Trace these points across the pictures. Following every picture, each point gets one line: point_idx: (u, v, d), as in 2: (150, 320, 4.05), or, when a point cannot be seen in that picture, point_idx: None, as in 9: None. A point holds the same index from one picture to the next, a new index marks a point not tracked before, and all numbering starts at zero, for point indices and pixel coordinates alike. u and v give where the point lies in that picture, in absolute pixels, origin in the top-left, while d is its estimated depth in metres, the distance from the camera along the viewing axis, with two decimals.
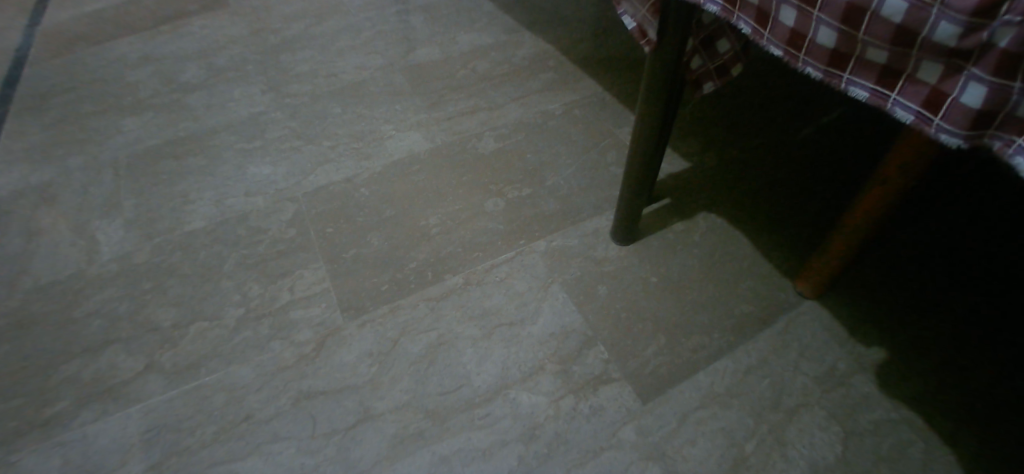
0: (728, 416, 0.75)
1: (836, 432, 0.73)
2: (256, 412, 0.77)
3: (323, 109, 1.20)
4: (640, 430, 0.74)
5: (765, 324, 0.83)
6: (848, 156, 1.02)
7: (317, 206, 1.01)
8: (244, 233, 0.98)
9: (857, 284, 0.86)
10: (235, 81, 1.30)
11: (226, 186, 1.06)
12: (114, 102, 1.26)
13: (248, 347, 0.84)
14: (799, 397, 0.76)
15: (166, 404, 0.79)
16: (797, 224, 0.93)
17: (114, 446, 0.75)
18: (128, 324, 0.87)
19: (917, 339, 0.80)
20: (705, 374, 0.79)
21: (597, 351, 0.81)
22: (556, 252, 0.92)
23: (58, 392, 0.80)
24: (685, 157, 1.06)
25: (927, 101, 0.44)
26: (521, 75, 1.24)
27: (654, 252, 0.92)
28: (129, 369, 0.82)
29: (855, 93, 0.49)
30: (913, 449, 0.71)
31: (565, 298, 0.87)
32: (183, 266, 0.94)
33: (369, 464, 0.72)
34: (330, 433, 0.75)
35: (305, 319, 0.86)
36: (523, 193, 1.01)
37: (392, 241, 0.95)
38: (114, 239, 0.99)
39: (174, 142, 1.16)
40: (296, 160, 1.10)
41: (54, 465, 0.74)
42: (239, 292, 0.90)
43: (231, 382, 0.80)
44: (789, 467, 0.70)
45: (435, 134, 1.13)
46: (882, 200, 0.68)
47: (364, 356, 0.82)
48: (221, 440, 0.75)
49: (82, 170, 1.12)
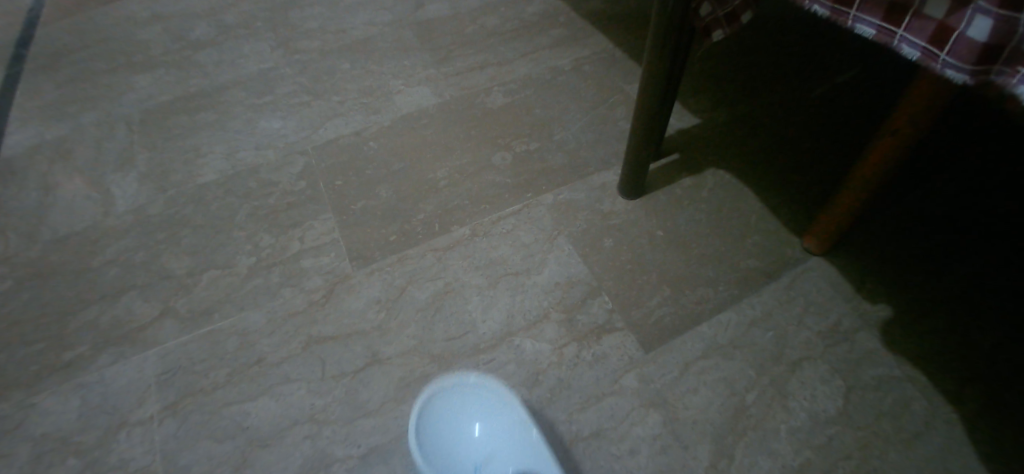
0: (730, 367, 0.76)
1: (839, 385, 0.73)
2: (269, 355, 0.79)
3: (331, 65, 1.20)
4: (642, 378, 0.75)
5: (770, 278, 0.83)
6: (862, 113, 1.01)
7: (327, 159, 1.02)
8: (255, 186, 0.99)
9: (866, 241, 0.86)
10: (244, 38, 1.30)
11: (237, 140, 1.08)
12: (126, 60, 1.27)
13: (260, 293, 0.86)
14: (802, 351, 0.76)
15: (181, 348, 0.81)
16: (806, 181, 0.92)
17: (133, 387, 0.78)
18: (144, 272, 0.90)
19: (922, 295, 0.80)
20: (709, 326, 0.79)
21: (601, 300, 0.82)
22: (563, 205, 0.93)
23: (78, 337, 0.83)
24: (695, 113, 1.05)
25: (934, 37, 0.43)
26: (530, 31, 1.23)
27: (661, 206, 0.92)
28: (145, 314, 0.85)
29: (862, 30, 0.48)
30: (915, 403, 0.71)
31: (571, 250, 0.88)
32: (196, 217, 0.96)
33: (376, 406, 0.74)
34: (339, 376, 0.77)
35: (315, 267, 0.88)
36: (530, 147, 1.01)
37: (400, 193, 0.96)
38: (129, 192, 1.01)
39: (186, 99, 1.17)
40: (305, 114, 1.11)
41: (76, 404, 0.77)
42: (251, 242, 0.92)
43: (244, 328, 0.82)
44: (790, 418, 0.71)
45: (444, 89, 1.12)
46: (892, 150, 0.66)
47: (373, 303, 0.83)
48: (235, 381, 0.78)
49: (96, 126, 1.13)
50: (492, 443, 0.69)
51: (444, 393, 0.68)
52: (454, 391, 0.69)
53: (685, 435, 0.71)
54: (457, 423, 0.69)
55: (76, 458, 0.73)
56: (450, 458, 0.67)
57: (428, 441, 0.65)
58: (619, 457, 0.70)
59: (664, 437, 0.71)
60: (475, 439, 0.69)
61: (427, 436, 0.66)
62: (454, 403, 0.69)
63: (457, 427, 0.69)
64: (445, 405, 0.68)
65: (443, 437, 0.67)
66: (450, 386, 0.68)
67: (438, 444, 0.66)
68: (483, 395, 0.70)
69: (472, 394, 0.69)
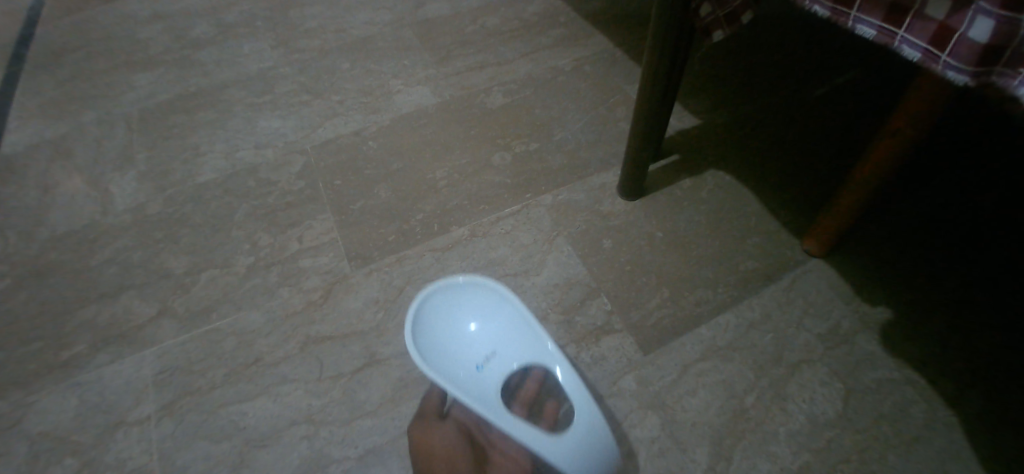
0: (729, 369, 0.75)
1: (838, 388, 0.73)
2: (266, 355, 0.79)
3: (331, 64, 1.20)
4: (641, 379, 0.75)
5: (770, 280, 0.83)
6: (862, 114, 1.00)
7: (326, 159, 1.02)
8: (254, 185, 0.99)
9: (865, 242, 0.85)
10: (244, 37, 1.30)
11: (236, 139, 1.07)
12: (126, 59, 1.27)
13: (258, 293, 0.86)
14: (802, 353, 0.76)
15: (179, 347, 0.81)
16: (806, 182, 0.92)
17: (130, 386, 0.78)
18: (142, 272, 0.89)
19: (921, 297, 0.79)
20: (708, 328, 0.79)
21: (600, 301, 0.82)
22: (562, 205, 0.92)
23: (76, 336, 0.83)
24: (695, 114, 1.04)
25: (935, 38, 0.43)
26: (531, 31, 1.22)
27: (660, 207, 0.92)
28: (144, 313, 0.85)
29: (862, 31, 0.48)
30: (915, 407, 0.71)
31: (570, 251, 0.87)
32: (194, 217, 0.96)
33: (374, 406, 0.74)
34: (337, 376, 0.77)
35: (314, 267, 0.88)
36: (530, 148, 1.01)
37: (399, 193, 0.96)
38: (128, 191, 1.01)
39: (186, 98, 1.17)
40: (305, 114, 1.11)
41: (74, 403, 0.77)
42: (249, 241, 0.92)
43: (242, 327, 0.82)
44: (788, 420, 0.71)
45: (443, 89, 1.12)
46: (892, 152, 0.66)
47: (371, 303, 0.83)
48: (232, 381, 0.77)
49: (95, 125, 1.13)
50: (490, 338, 0.72)
51: (437, 291, 0.70)
52: (447, 289, 0.71)
53: (683, 437, 0.71)
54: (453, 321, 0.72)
55: (74, 458, 0.73)
56: (448, 351, 0.70)
57: (425, 335, 0.68)
58: (617, 459, 0.69)
59: (662, 439, 0.71)
60: (473, 335, 0.72)
61: (423, 331, 0.69)
62: (447, 300, 0.72)
63: (454, 322, 0.72)
64: (438, 302, 0.71)
65: (439, 333, 0.71)
66: (442, 285, 0.70)
67: (434, 338, 0.69)
68: (475, 292, 0.72)
69: (465, 291, 0.72)
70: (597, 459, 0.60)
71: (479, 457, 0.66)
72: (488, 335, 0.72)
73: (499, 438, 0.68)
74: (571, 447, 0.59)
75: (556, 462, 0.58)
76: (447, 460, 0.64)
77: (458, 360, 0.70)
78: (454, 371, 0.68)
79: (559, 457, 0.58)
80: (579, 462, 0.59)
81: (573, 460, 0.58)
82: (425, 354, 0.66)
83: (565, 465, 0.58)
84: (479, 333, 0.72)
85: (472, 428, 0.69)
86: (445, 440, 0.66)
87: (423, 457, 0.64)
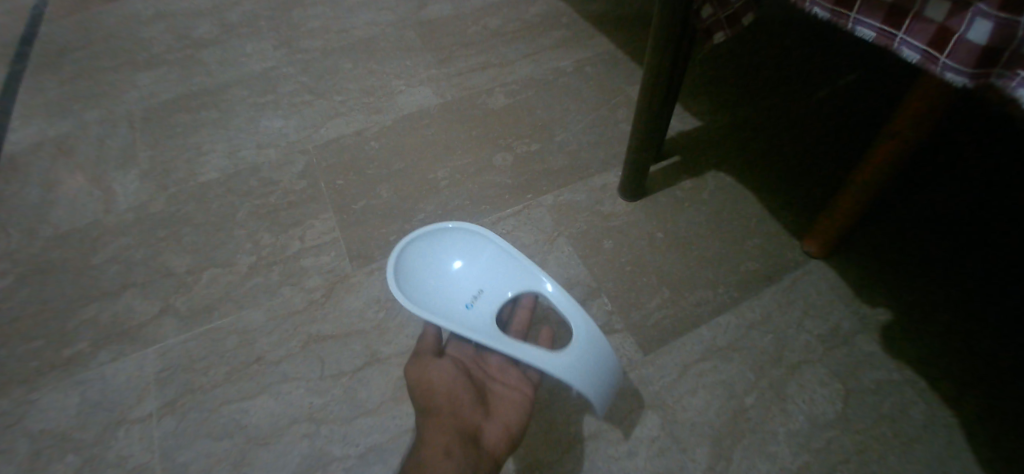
0: (729, 369, 0.76)
1: (838, 389, 0.73)
2: (268, 353, 0.80)
3: (334, 65, 1.20)
4: (641, 379, 0.76)
5: (770, 281, 0.83)
6: (862, 116, 1.01)
7: (328, 158, 1.02)
8: (256, 184, 1.00)
9: (865, 243, 0.86)
10: (247, 37, 1.30)
11: (238, 139, 1.08)
12: (130, 58, 1.28)
13: (259, 291, 0.86)
14: (802, 354, 0.76)
15: (181, 345, 0.81)
16: (806, 183, 0.93)
17: (132, 384, 0.78)
18: (144, 270, 0.90)
19: (921, 299, 0.79)
20: (708, 328, 0.79)
21: (600, 302, 0.82)
22: (563, 206, 0.93)
23: (78, 334, 0.83)
24: (696, 116, 1.05)
25: (935, 40, 0.43)
26: (532, 32, 1.23)
27: (661, 208, 0.92)
28: (146, 311, 0.85)
29: (862, 33, 0.48)
30: (914, 408, 0.71)
31: (571, 251, 0.88)
32: (197, 215, 0.96)
33: (375, 404, 0.74)
34: (338, 374, 0.77)
35: (316, 266, 0.88)
36: (531, 148, 1.01)
37: (400, 193, 0.96)
38: (130, 189, 1.01)
39: (189, 97, 1.17)
40: (307, 114, 1.11)
41: (76, 401, 0.77)
42: (251, 240, 0.92)
43: (244, 325, 0.83)
44: (788, 421, 0.71)
45: (445, 89, 1.13)
46: (892, 155, 0.67)
47: (372, 302, 0.83)
48: (233, 379, 0.78)
49: (98, 124, 1.13)
50: (475, 277, 0.76)
51: (418, 240, 0.76)
52: (427, 237, 0.77)
53: (683, 437, 0.71)
54: (439, 265, 0.77)
55: (76, 455, 0.73)
56: (437, 293, 0.75)
57: (412, 286, 0.73)
58: (617, 458, 0.70)
59: (662, 439, 0.71)
60: (460, 275, 0.77)
61: (410, 276, 0.75)
62: (430, 248, 0.78)
63: (440, 267, 0.77)
64: (422, 251, 0.77)
65: (426, 277, 0.76)
66: (421, 234, 0.77)
67: (422, 282, 0.75)
68: (455, 237, 0.77)
69: (446, 239, 0.78)
70: (593, 366, 0.65)
71: (479, 391, 0.69)
72: (475, 274, 0.77)
73: (497, 368, 0.72)
74: (568, 356, 0.64)
75: (556, 370, 0.63)
76: (448, 395, 0.66)
77: (448, 299, 0.75)
78: (445, 310, 0.73)
79: (558, 367, 0.63)
80: (577, 366, 0.64)
81: (570, 367, 0.64)
82: (413, 296, 0.72)
83: (564, 372, 0.63)
84: (465, 273, 0.77)
85: (469, 362, 0.72)
86: (444, 376, 0.68)
87: (423, 394, 0.66)
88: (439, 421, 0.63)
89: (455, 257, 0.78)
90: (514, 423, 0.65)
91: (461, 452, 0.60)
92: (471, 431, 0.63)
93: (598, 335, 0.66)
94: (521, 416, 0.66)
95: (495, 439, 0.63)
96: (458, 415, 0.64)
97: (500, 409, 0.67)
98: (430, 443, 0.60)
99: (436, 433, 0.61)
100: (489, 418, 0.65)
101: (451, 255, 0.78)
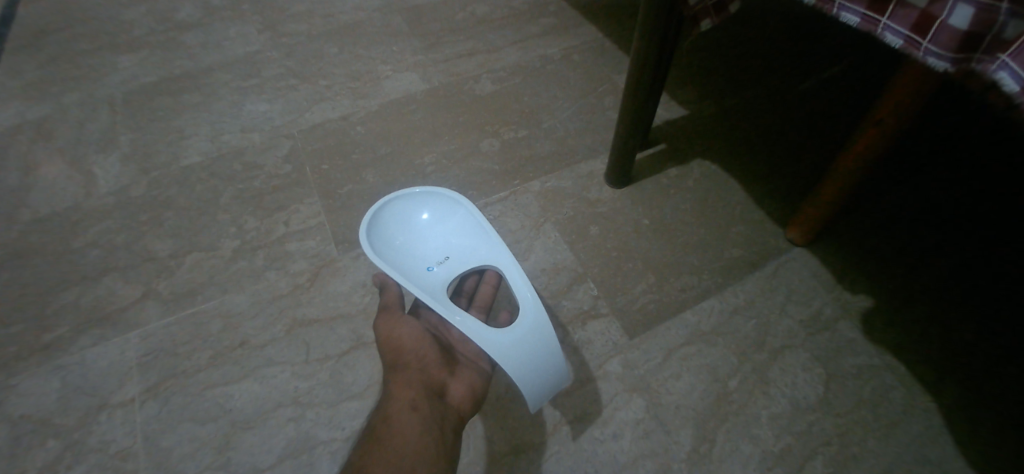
0: (713, 353, 0.77)
1: (819, 373, 0.75)
2: (252, 337, 0.79)
3: (319, 49, 1.19)
4: (627, 363, 0.76)
5: (753, 267, 0.84)
6: (846, 109, 1.01)
7: (313, 144, 1.01)
8: (240, 169, 0.99)
9: (847, 233, 0.86)
10: (231, 21, 1.28)
11: (222, 123, 1.06)
12: (110, 40, 1.25)
13: (244, 275, 0.85)
14: (784, 339, 0.78)
15: (164, 330, 0.80)
16: (789, 173, 0.93)
17: (114, 369, 0.77)
18: (125, 254, 0.88)
19: (902, 288, 0.80)
20: (693, 313, 0.80)
21: (586, 287, 0.83)
22: (550, 192, 0.93)
23: (57, 319, 0.82)
24: (682, 105, 1.05)
25: (917, 25, 0.44)
26: (520, 19, 1.22)
27: (647, 195, 0.93)
28: (128, 296, 0.84)
29: (847, 19, 0.49)
30: (894, 393, 0.72)
31: (557, 237, 0.88)
32: (180, 200, 0.95)
33: (361, 388, 0.74)
34: (324, 358, 0.77)
35: (300, 251, 0.87)
36: (518, 134, 1.01)
37: (386, 178, 0.96)
38: (111, 173, 0.99)
39: (171, 81, 1.15)
40: (292, 98, 1.10)
41: (56, 386, 0.76)
42: (235, 225, 0.91)
43: (228, 310, 0.82)
44: (771, 404, 0.73)
45: (432, 75, 1.12)
46: (874, 143, 0.67)
47: (358, 286, 0.83)
48: (218, 363, 0.77)
49: (78, 107, 1.11)
50: (442, 245, 0.77)
51: (398, 199, 0.78)
52: (407, 198, 0.79)
53: (669, 420, 0.72)
54: (415, 227, 0.78)
55: (56, 440, 0.72)
56: (406, 253, 0.76)
57: (381, 243, 0.74)
58: (603, 441, 0.71)
59: (647, 421, 0.72)
60: (431, 241, 0.78)
61: (382, 233, 0.76)
62: (410, 209, 0.79)
63: (414, 229, 0.78)
64: (402, 211, 0.78)
65: (399, 236, 0.77)
66: (403, 194, 0.78)
67: (393, 240, 0.76)
68: (434, 201, 0.78)
69: (424, 202, 0.79)
70: (536, 357, 0.62)
71: (445, 351, 0.70)
72: (445, 241, 0.77)
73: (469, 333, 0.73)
74: (512, 335, 0.62)
75: (496, 350, 0.61)
76: (415, 352, 0.67)
77: (415, 261, 0.75)
78: (409, 270, 0.74)
79: (498, 345, 0.61)
80: (518, 352, 0.62)
81: (513, 347, 0.61)
82: (382, 250, 0.73)
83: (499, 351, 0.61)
84: (437, 237, 0.78)
85: (434, 329, 0.72)
86: (415, 333, 0.68)
87: (393, 351, 0.66)
88: (407, 376, 0.64)
89: (429, 221, 0.79)
90: (477, 384, 0.67)
91: (428, 407, 0.61)
92: (437, 388, 0.64)
93: (543, 322, 0.63)
94: (482, 378, 0.68)
95: (460, 396, 0.65)
96: (426, 371, 0.65)
97: (464, 369, 0.68)
98: (398, 398, 0.62)
99: (402, 388, 0.62)
100: (454, 376, 0.67)
101: (425, 219, 0.79)
